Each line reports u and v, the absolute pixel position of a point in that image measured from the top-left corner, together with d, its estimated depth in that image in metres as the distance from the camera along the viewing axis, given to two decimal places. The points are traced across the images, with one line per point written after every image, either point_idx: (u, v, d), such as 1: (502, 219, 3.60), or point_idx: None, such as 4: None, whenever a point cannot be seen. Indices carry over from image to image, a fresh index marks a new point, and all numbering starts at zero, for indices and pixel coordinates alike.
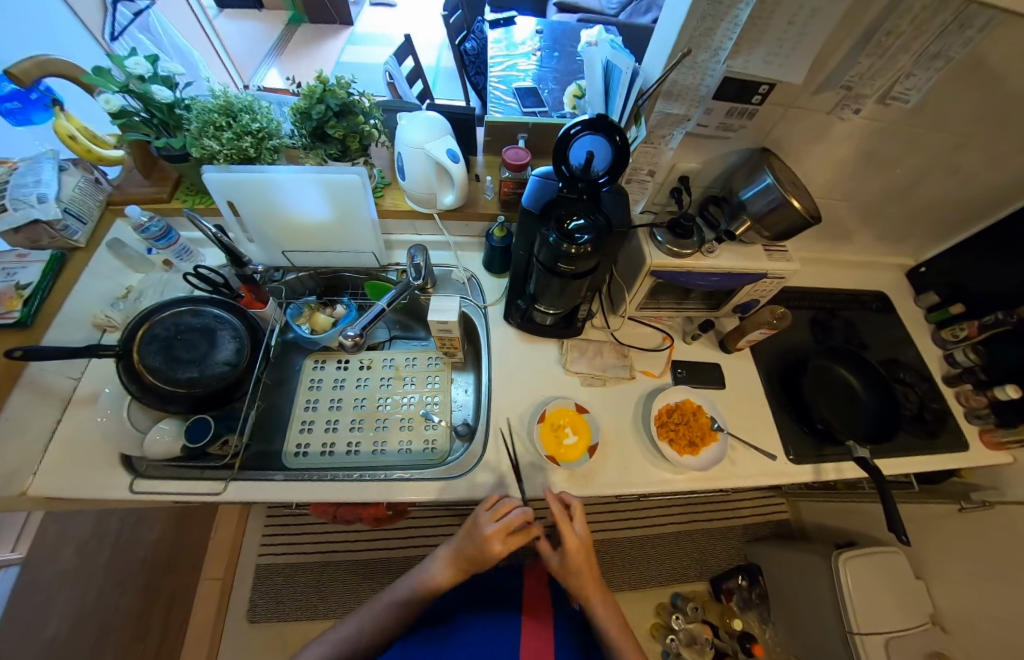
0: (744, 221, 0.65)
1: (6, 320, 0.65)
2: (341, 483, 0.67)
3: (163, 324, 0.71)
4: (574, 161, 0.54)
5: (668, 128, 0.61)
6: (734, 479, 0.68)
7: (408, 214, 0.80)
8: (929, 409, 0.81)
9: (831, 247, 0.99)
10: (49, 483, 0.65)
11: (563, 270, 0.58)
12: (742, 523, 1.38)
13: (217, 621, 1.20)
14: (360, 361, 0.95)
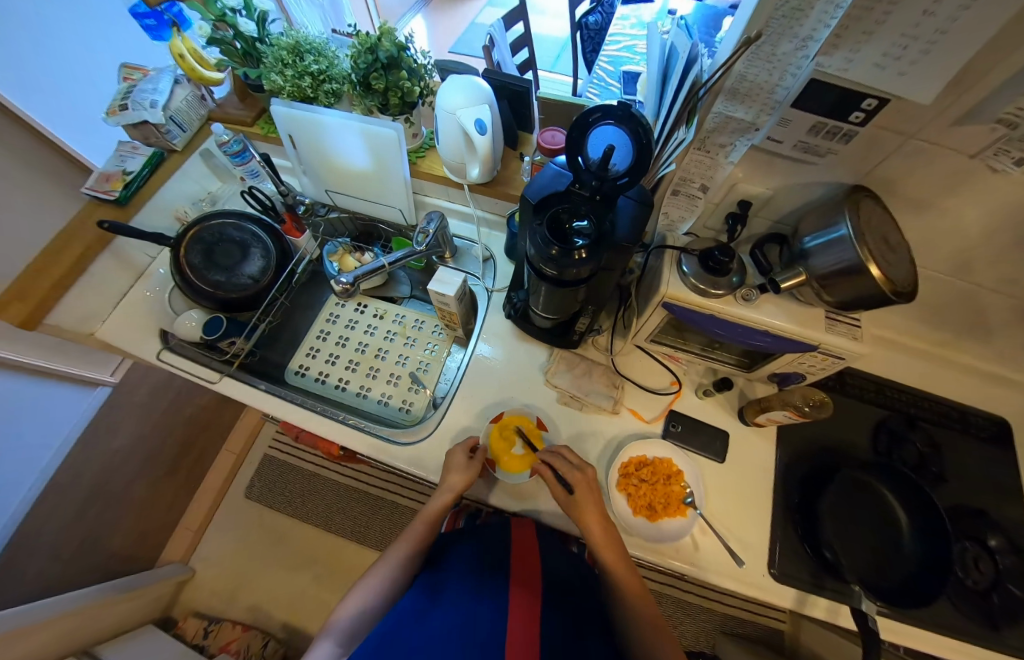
0: (799, 273, 0.51)
1: (109, 198, 0.77)
2: (304, 410, 0.72)
3: (209, 230, 0.81)
4: (590, 154, 0.47)
5: (728, 136, 0.51)
6: (689, 567, 0.57)
7: (441, 181, 0.79)
8: (1008, 592, 0.59)
9: (947, 342, 0.75)
10: (113, 331, 0.78)
11: (548, 274, 0.51)
12: (722, 612, 1.20)
13: (223, 485, 1.42)
14: (375, 310, 0.96)
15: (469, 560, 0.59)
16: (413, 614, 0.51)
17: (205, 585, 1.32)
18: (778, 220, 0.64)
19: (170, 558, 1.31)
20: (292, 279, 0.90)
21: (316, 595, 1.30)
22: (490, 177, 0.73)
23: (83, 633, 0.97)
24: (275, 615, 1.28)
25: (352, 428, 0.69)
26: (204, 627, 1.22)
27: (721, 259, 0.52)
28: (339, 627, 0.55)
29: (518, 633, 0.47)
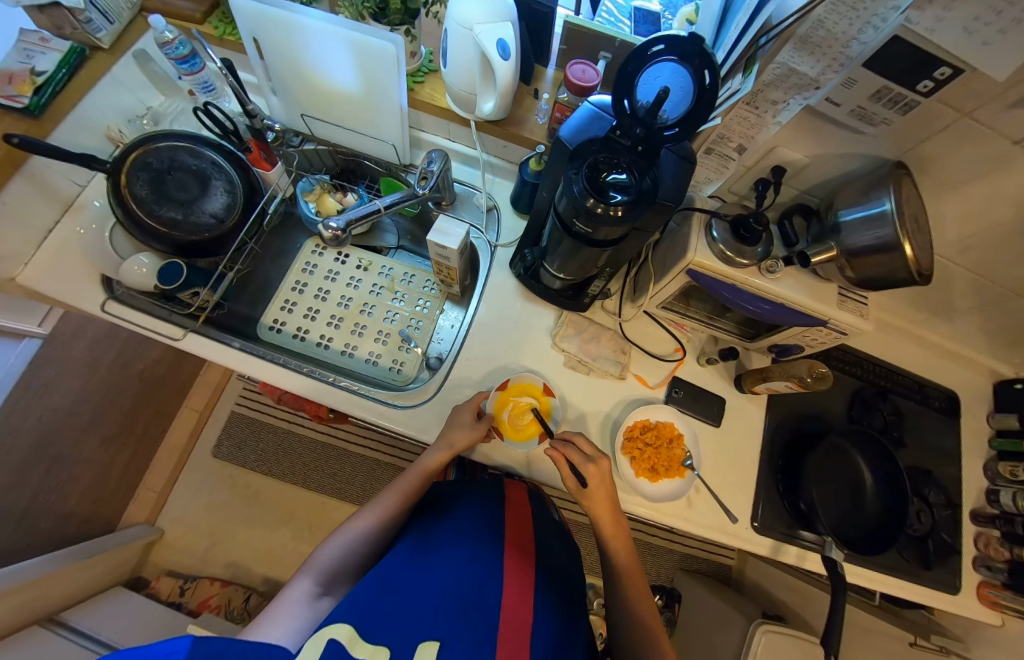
0: (831, 248, 0.50)
1: (15, 105, 0.59)
2: (288, 371, 0.65)
3: (157, 154, 0.67)
4: (639, 97, 0.41)
5: (784, 92, 0.47)
6: (683, 522, 0.61)
7: (443, 115, 0.69)
8: (937, 538, 0.69)
9: (919, 320, 0.80)
10: (41, 276, 0.65)
11: (578, 231, 0.47)
12: (682, 552, 1.34)
13: (189, 445, 1.34)
14: (359, 261, 0.87)
15: (464, 521, 0.55)
16: (408, 564, 0.46)
17: (177, 545, 1.28)
18: (804, 190, 0.64)
19: (134, 519, 1.25)
20: (263, 222, 0.78)
21: (299, 550, 1.30)
22: (503, 116, 0.65)
23: (36, 605, 0.91)
24: (255, 570, 1.28)
25: (345, 391, 0.64)
26: (179, 585, 1.22)
27: (754, 227, 0.49)
28: (321, 565, 0.47)
29: (519, 600, 0.44)
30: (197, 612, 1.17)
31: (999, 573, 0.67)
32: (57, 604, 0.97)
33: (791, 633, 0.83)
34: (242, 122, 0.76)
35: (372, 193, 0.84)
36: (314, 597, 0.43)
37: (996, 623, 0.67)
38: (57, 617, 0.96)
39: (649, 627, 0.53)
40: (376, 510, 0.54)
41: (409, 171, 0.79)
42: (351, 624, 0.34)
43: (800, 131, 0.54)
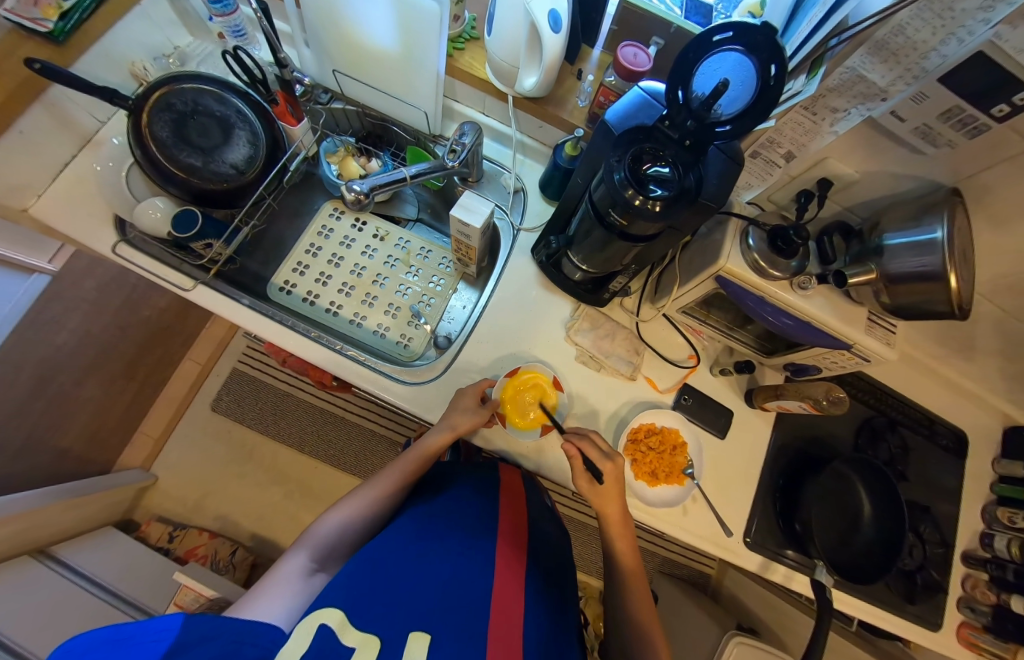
0: (870, 271, 0.48)
1: (39, 29, 0.54)
2: (296, 334, 0.64)
3: (182, 96, 0.64)
4: (694, 87, 0.38)
5: (846, 100, 0.45)
6: (676, 529, 0.60)
7: (481, 87, 0.67)
8: (925, 574, 0.69)
9: (939, 355, 0.78)
10: (54, 211, 0.64)
11: (612, 223, 0.45)
12: (664, 555, 1.35)
13: (187, 396, 1.35)
14: (376, 229, 0.85)
15: (459, 508, 0.53)
16: (402, 546, 0.44)
17: (169, 492, 1.30)
18: (848, 207, 0.61)
19: (129, 463, 1.27)
20: (284, 178, 0.76)
21: (287, 510, 1.32)
22: (542, 93, 0.62)
23: (25, 536, 0.93)
24: (243, 525, 1.30)
25: (351, 361, 0.63)
26: (168, 531, 1.23)
27: (793, 239, 0.48)
28: (317, 540, 0.47)
29: (510, 594, 0.43)
30: (185, 559, 1.19)
31: (982, 616, 0.67)
32: (45, 538, 0.99)
33: (764, 647, 0.84)
34: (272, 72, 0.72)
35: (397, 162, 0.82)
36: (309, 573, 0.43)
37: None
38: (49, 551, 0.99)
39: (643, 623, 0.54)
40: (373, 489, 0.54)
41: (438, 142, 0.76)
42: (341, 610, 0.33)
43: (855, 140, 0.51)
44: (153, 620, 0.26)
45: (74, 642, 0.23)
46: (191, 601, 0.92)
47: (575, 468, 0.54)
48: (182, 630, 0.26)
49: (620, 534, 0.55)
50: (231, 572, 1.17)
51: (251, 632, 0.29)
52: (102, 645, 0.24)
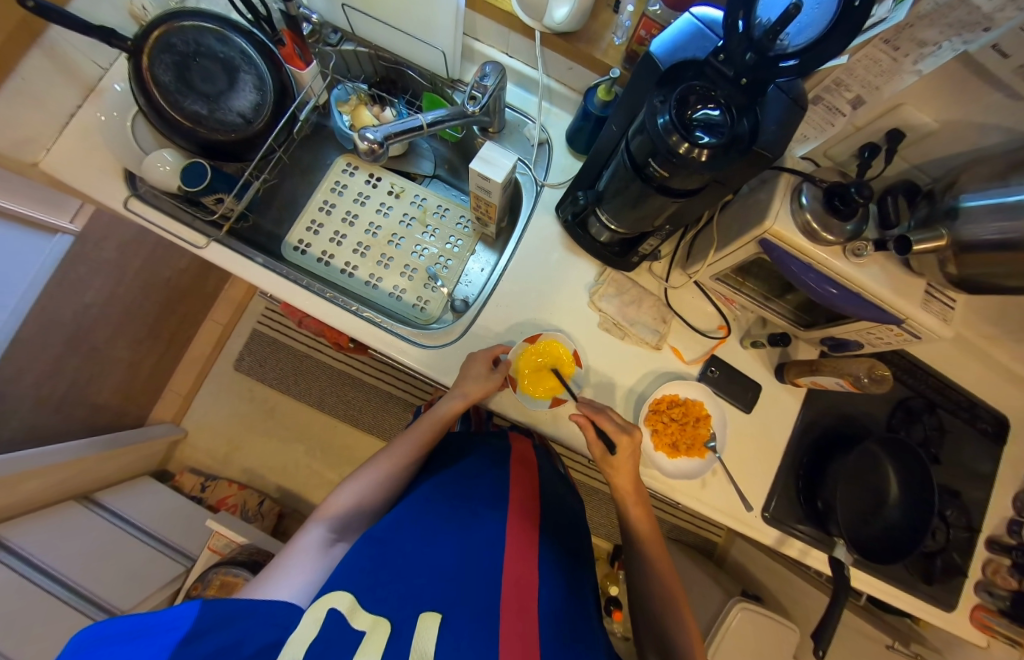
0: (940, 237, 0.42)
1: None
2: (311, 294, 0.63)
3: (183, 36, 0.60)
4: (758, 12, 0.33)
5: (938, 32, 0.38)
6: (694, 500, 0.60)
7: (505, 23, 0.60)
8: (945, 557, 0.68)
9: (992, 335, 0.72)
10: (62, 165, 0.62)
11: (652, 175, 0.40)
12: (673, 523, 1.38)
13: (211, 355, 1.39)
14: (391, 185, 0.81)
15: (469, 481, 0.53)
16: (416, 520, 0.44)
17: (198, 446, 1.38)
18: (919, 162, 0.54)
19: (161, 416, 1.34)
20: (294, 129, 0.72)
21: (308, 466, 1.39)
22: (574, 28, 0.56)
23: (71, 481, 1.00)
24: (268, 478, 1.38)
25: (366, 323, 0.62)
26: (201, 481, 1.32)
27: (854, 197, 0.42)
28: (334, 514, 0.47)
29: (526, 564, 0.43)
30: (216, 508, 1.27)
31: (999, 600, 0.66)
32: (90, 484, 1.07)
33: (767, 613, 0.86)
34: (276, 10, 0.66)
35: (412, 111, 0.78)
36: (328, 544, 0.43)
37: (982, 645, 0.67)
38: (93, 496, 1.07)
39: (667, 590, 0.55)
40: (386, 460, 0.54)
41: (456, 88, 0.71)
42: (351, 592, 0.32)
43: (940, 82, 0.43)
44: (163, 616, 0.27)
45: (89, 635, 0.24)
46: (222, 545, 0.98)
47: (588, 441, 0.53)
48: (200, 615, 0.27)
49: (637, 514, 0.56)
50: (259, 521, 1.25)
51: (269, 618, 0.30)
52: (119, 633, 0.25)
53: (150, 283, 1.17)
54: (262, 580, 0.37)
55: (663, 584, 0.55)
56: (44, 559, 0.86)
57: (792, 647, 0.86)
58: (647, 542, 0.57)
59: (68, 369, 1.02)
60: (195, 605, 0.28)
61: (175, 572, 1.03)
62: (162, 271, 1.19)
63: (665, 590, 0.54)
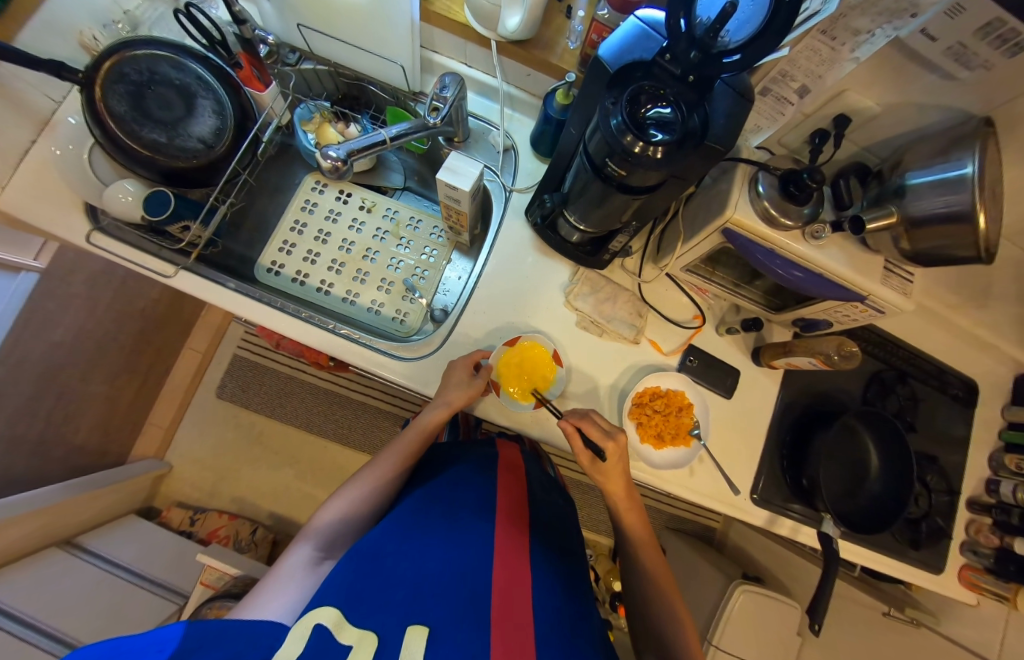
0: (891, 214, 0.44)
1: None
2: (286, 315, 0.62)
3: (135, 64, 0.59)
4: (697, 12, 0.34)
5: (870, 20, 0.40)
6: (683, 489, 0.61)
7: (461, 34, 0.61)
8: (930, 521, 0.70)
9: (953, 303, 0.75)
10: (17, 202, 0.60)
11: (610, 174, 0.41)
12: (672, 513, 1.39)
13: (193, 384, 1.36)
14: (362, 200, 0.81)
15: (457, 489, 0.53)
16: (404, 535, 0.44)
17: (185, 480, 1.34)
18: (867, 144, 0.57)
19: (144, 453, 1.30)
20: (258, 150, 0.72)
21: (302, 490, 1.36)
22: (529, 36, 0.57)
23: (52, 527, 0.96)
24: (261, 506, 1.35)
25: (345, 340, 0.61)
26: (190, 516, 1.28)
27: (807, 183, 0.43)
28: (320, 531, 0.46)
29: (515, 568, 0.43)
30: (208, 540, 1.24)
31: (984, 558, 0.68)
32: (71, 528, 1.03)
33: (767, 594, 0.87)
34: (231, 33, 0.66)
35: (377, 125, 0.78)
36: (315, 564, 0.43)
37: (972, 603, 0.70)
38: (76, 541, 1.03)
39: (663, 583, 0.56)
40: (372, 475, 0.53)
41: (419, 100, 0.72)
42: (337, 607, 0.32)
43: (877, 67, 0.46)
44: (150, 636, 0.26)
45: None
46: (217, 579, 0.95)
47: (575, 447, 0.53)
48: (184, 637, 0.26)
49: (628, 510, 0.57)
50: (253, 549, 1.23)
51: (255, 635, 0.29)
52: (99, 655, 0.24)
53: (123, 316, 1.13)
54: (248, 602, 0.36)
55: (651, 571, 0.56)
56: (22, 609, 0.81)
57: (795, 624, 0.87)
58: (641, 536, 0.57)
59: (41, 410, 0.98)
60: (181, 625, 0.27)
61: (169, 611, 0.99)
62: (135, 303, 1.16)
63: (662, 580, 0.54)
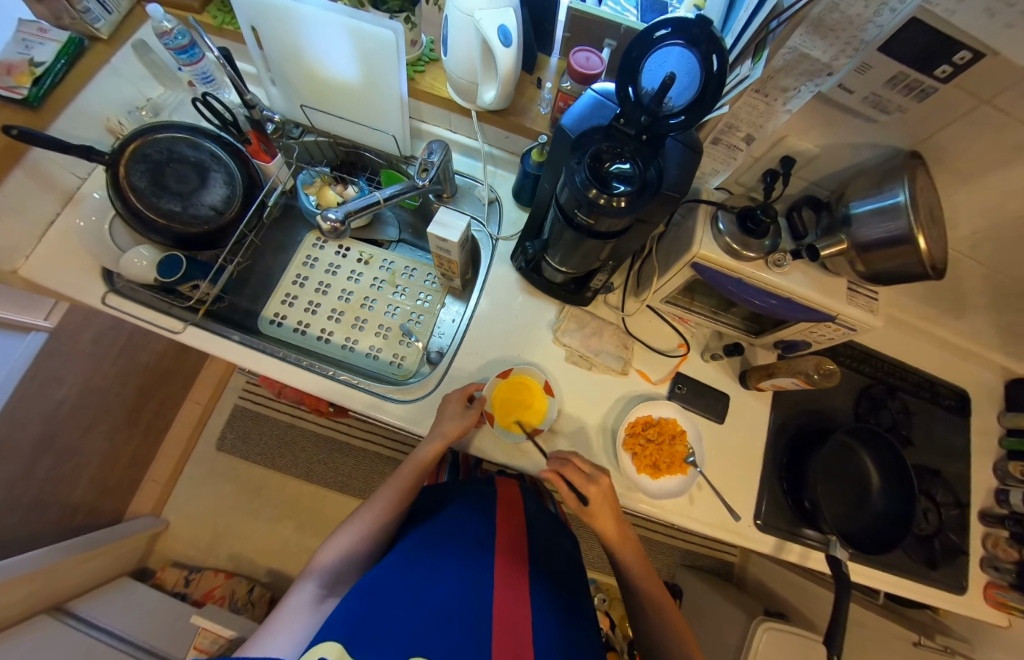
0: (841, 241, 0.48)
1: (15, 96, 0.58)
2: (288, 364, 0.65)
3: (157, 146, 0.66)
4: (643, 84, 0.39)
5: (794, 79, 0.45)
6: (686, 519, 0.60)
7: (445, 105, 0.69)
8: (944, 538, 0.69)
9: (928, 316, 0.78)
10: (39, 270, 0.64)
11: (580, 222, 0.46)
12: (686, 547, 1.34)
13: (193, 436, 1.36)
14: (360, 254, 0.86)
15: (455, 525, 0.53)
16: (402, 572, 0.44)
17: (182, 537, 1.30)
18: (815, 181, 0.63)
19: (140, 511, 1.27)
20: (263, 213, 0.78)
21: (301, 543, 1.32)
22: (505, 105, 0.65)
23: (42, 593, 0.92)
24: (259, 562, 1.30)
25: (344, 385, 0.63)
26: (185, 576, 1.23)
27: (761, 219, 0.48)
28: (323, 569, 0.46)
29: (516, 606, 0.43)
30: (202, 603, 1.18)
31: (1007, 574, 0.66)
32: (62, 594, 0.99)
33: (793, 630, 0.82)
34: (242, 114, 0.75)
35: (373, 186, 0.84)
36: (318, 602, 0.43)
37: (1004, 625, 0.66)
38: (67, 608, 0.98)
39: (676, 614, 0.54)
40: (370, 512, 0.53)
41: (410, 163, 0.78)
42: (339, 640, 0.32)
43: (810, 116, 0.52)
44: None
45: None
46: (211, 643, 0.90)
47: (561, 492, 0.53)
48: None
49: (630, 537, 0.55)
50: (250, 610, 1.16)
51: None
52: None
53: (128, 370, 1.16)
54: (251, 649, 0.36)
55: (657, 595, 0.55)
56: None
57: None
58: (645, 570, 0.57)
59: (42, 468, 0.98)
60: None
61: None
62: (139, 358, 1.19)
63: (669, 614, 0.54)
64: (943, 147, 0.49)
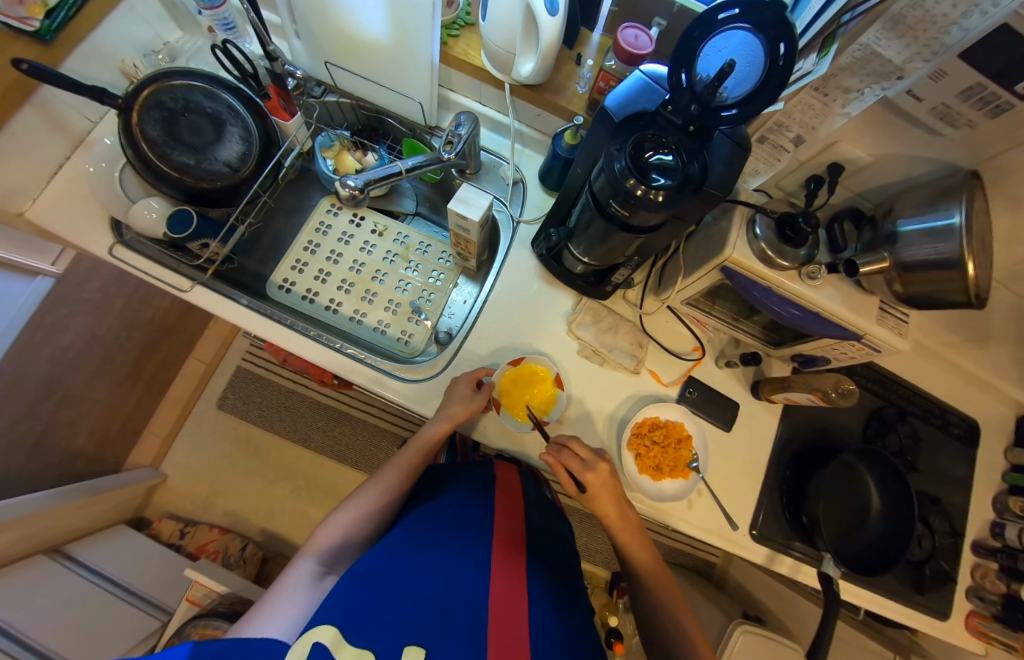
0: (883, 259, 0.45)
1: (27, 27, 0.52)
2: (294, 333, 0.64)
3: (171, 93, 0.63)
4: (698, 69, 0.36)
5: (859, 80, 0.43)
6: (681, 522, 0.60)
7: (477, 76, 0.65)
8: (933, 564, 0.69)
9: (951, 343, 0.76)
10: (47, 214, 0.63)
11: (614, 214, 0.44)
12: (670, 545, 1.36)
13: (194, 393, 1.37)
14: (374, 225, 0.84)
15: (455, 510, 0.53)
16: (402, 552, 0.44)
17: (179, 490, 1.33)
18: (859, 192, 0.59)
19: (139, 462, 1.30)
20: (278, 174, 0.75)
21: (294, 505, 1.35)
22: (540, 80, 0.61)
23: (43, 534, 0.95)
24: (253, 521, 1.33)
25: (350, 359, 0.62)
26: (180, 528, 1.26)
27: (801, 227, 0.44)
28: (324, 546, 0.46)
29: (512, 592, 0.43)
30: (196, 554, 1.22)
31: (991, 605, 0.67)
32: (61, 536, 1.01)
33: (767, 634, 0.84)
34: (262, 67, 0.71)
35: (393, 155, 0.81)
36: (318, 577, 0.43)
37: (980, 653, 0.67)
38: (64, 549, 1.01)
39: (669, 614, 0.54)
40: (372, 491, 0.53)
41: (434, 133, 0.76)
42: (335, 625, 0.32)
43: (866, 122, 0.49)
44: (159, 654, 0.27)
45: None
46: (203, 595, 0.93)
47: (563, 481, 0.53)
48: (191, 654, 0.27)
49: (626, 533, 0.55)
50: (241, 566, 1.20)
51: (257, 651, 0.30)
52: None
53: (133, 324, 1.15)
54: (251, 618, 0.37)
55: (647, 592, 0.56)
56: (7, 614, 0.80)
57: None
58: (640, 566, 0.57)
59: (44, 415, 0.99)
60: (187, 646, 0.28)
61: (152, 627, 0.97)
62: (143, 312, 1.17)
63: (660, 614, 0.55)
64: (1004, 170, 0.46)
